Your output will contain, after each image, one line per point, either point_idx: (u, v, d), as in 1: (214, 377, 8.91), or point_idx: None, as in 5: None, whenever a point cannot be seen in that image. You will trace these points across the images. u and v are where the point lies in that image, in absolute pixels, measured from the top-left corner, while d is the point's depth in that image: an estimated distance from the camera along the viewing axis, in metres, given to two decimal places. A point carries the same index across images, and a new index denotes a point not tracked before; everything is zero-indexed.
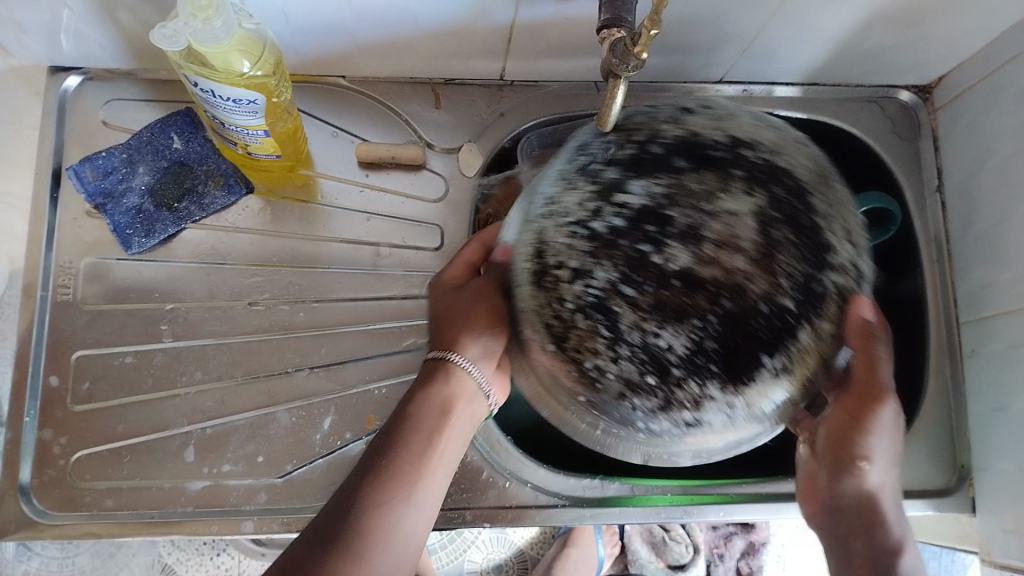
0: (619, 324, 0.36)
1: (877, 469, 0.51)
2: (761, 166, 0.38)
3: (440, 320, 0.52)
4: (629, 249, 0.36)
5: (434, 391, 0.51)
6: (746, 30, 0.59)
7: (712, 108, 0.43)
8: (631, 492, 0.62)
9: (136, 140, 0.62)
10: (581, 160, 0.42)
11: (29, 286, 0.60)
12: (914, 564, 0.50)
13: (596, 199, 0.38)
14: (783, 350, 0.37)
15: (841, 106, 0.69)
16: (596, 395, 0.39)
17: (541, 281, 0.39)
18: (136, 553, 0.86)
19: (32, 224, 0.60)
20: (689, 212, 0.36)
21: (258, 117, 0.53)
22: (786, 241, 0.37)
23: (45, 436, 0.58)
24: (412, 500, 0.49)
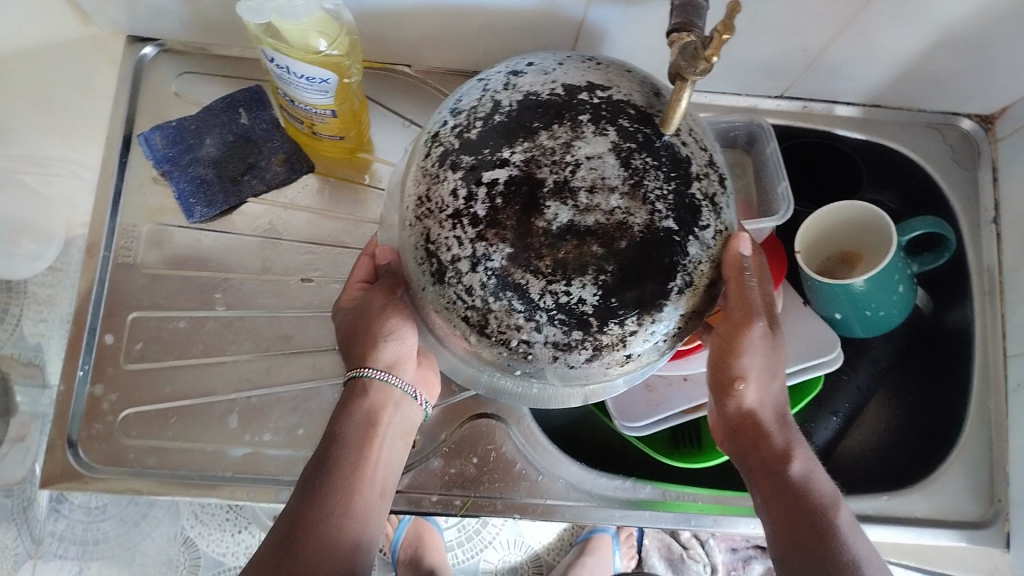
0: (530, 293, 0.36)
1: (757, 386, 0.49)
2: (602, 104, 0.39)
3: (346, 338, 0.50)
4: (514, 222, 0.36)
5: (356, 409, 0.50)
6: (812, 47, 0.59)
7: (536, 63, 0.43)
8: (662, 496, 0.62)
9: (206, 113, 0.64)
10: (431, 153, 0.40)
11: (92, 245, 0.61)
12: (806, 469, 0.48)
13: (465, 186, 0.37)
14: (681, 269, 0.38)
15: (900, 129, 0.69)
16: (528, 365, 0.39)
17: (444, 282, 0.38)
18: (161, 523, 0.89)
19: (100, 185, 0.62)
20: (555, 167, 0.37)
21: (327, 96, 0.54)
22: (647, 168, 0.38)
23: (96, 391, 0.59)
24: (356, 516, 0.49)
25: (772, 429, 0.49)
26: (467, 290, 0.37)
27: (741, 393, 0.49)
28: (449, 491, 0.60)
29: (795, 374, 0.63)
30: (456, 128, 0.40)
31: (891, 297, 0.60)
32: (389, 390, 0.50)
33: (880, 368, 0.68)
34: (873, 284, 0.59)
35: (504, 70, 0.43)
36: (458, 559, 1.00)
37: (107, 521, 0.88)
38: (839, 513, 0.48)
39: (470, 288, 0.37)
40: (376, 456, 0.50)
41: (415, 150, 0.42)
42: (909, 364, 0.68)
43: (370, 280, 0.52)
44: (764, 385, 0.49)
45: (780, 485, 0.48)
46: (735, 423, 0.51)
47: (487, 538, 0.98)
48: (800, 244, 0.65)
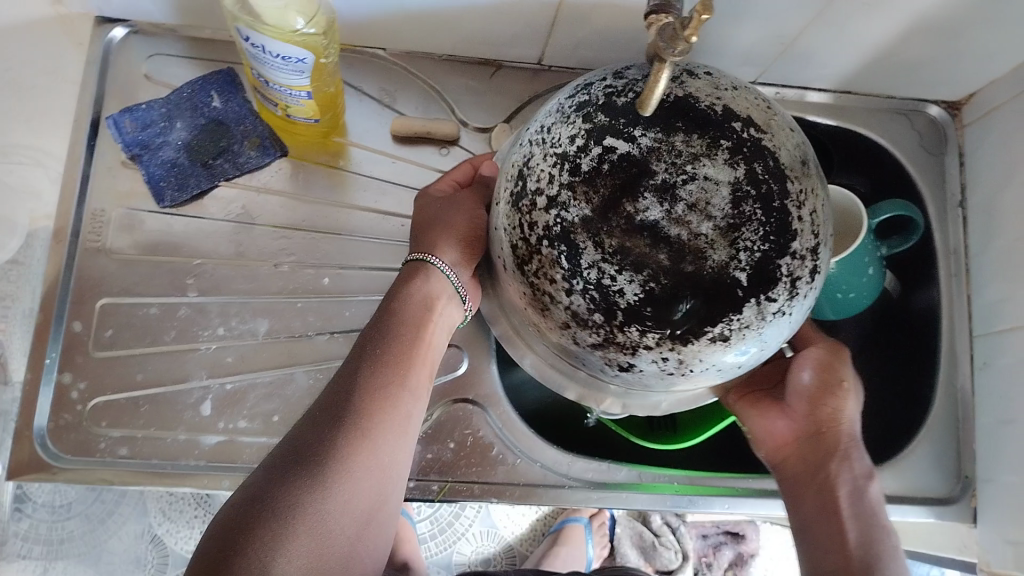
0: (579, 259, 0.37)
1: (854, 404, 0.51)
2: (748, 140, 0.37)
3: (425, 225, 0.53)
4: (606, 192, 0.36)
5: (413, 291, 0.50)
6: (786, 33, 0.60)
7: (716, 71, 0.42)
8: (639, 479, 0.63)
9: (176, 97, 0.63)
10: (577, 96, 0.41)
11: (60, 231, 0.60)
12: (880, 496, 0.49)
13: (585, 138, 0.38)
14: (727, 317, 0.37)
15: (870, 116, 0.70)
16: (542, 316, 0.41)
17: (518, 207, 0.40)
18: (126, 522, 0.88)
19: (67, 170, 0.61)
20: (670, 169, 0.36)
21: (304, 79, 0.54)
22: (755, 217, 0.36)
23: (65, 379, 0.58)
24: (410, 388, 0.48)
25: (859, 450, 0.50)
26: (533, 224, 0.39)
27: (844, 400, 0.50)
28: (427, 477, 0.60)
29: None
30: (610, 87, 0.41)
31: (861, 279, 0.62)
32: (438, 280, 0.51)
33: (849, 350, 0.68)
34: (844, 267, 0.60)
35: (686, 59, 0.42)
36: (432, 551, 0.99)
37: (73, 520, 0.86)
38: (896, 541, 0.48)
39: (534, 224, 0.39)
40: (427, 340, 0.50)
41: (569, 87, 0.43)
42: (883, 347, 0.69)
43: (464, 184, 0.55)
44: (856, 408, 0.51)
45: (857, 496, 0.48)
46: (821, 431, 0.50)
47: (461, 529, 0.99)
48: None
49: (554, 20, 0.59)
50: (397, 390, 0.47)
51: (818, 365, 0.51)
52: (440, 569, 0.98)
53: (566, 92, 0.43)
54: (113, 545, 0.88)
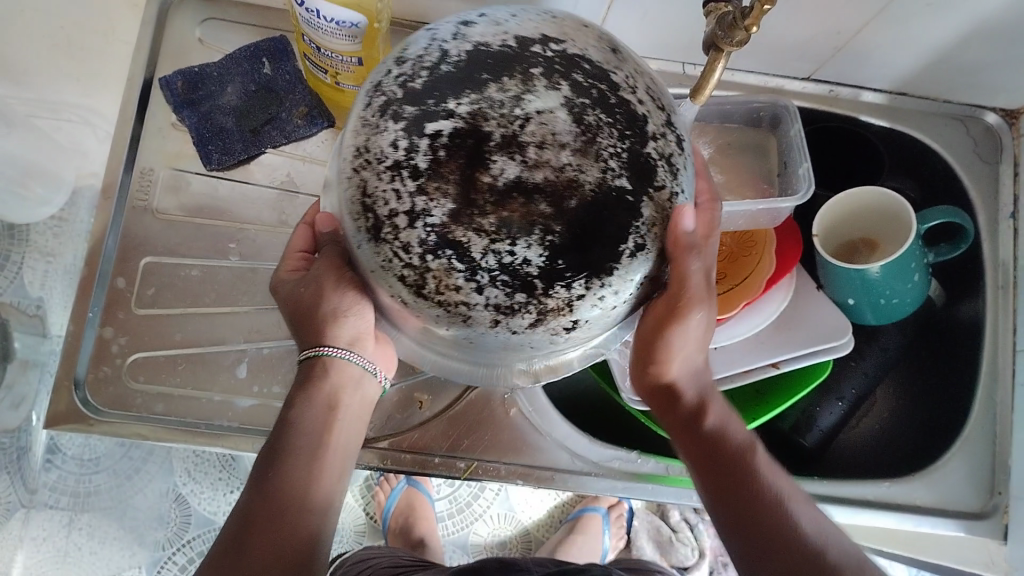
0: (471, 252, 0.35)
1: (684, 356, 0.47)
2: (556, 58, 0.38)
3: (298, 316, 0.47)
4: (456, 177, 0.35)
5: (315, 395, 0.47)
6: (845, 29, 0.59)
7: (488, 15, 0.42)
8: (666, 471, 0.62)
9: (228, 62, 0.63)
10: (374, 102, 0.39)
11: (108, 187, 0.61)
12: (720, 420, 0.48)
13: (407, 137, 0.37)
14: (632, 229, 0.37)
15: (925, 118, 0.68)
16: (467, 329, 0.37)
17: (380, 238, 0.37)
18: (152, 480, 0.94)
19: (119, 128, 0.62)
20: (503, 120, 0.36)
21: (354, 45, 0.54)
22: (601, 124, 0.37)
23: (105, 334, 0.59)
24: (315, 506, 0.47)
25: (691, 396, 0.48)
26: (405, 246, 0.36)
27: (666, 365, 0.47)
28: (452, 454, 0.60)
29: (804, 356, 0.63)
30: (401, 76, 0.39)
31: (906, 285, 0.61)
32: (338, 370, 0.47)
33: (889, 358, 0.68)
34: (888, 273, 0.60)
35: (455, 21, 0.42)
36: (449, 529, 1.01)
37: (100, 474, 0.92)
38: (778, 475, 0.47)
39: (408, 245, 0.36)
40: (335, 442, 0.49)
41: (358, 98, 0.40)
42: (921, 357, 0.68)
43: (311, 249, 0.49)
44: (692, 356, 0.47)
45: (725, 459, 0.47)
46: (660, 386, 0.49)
47: (478, 510, 1.01)
48: (818, 224, 0.65)
49: (610, 6, 0.58)
50: (304, 502, 0.46)
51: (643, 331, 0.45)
52: (455, 549, 1.01)
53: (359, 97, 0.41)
54: (139, 501, 0.93)
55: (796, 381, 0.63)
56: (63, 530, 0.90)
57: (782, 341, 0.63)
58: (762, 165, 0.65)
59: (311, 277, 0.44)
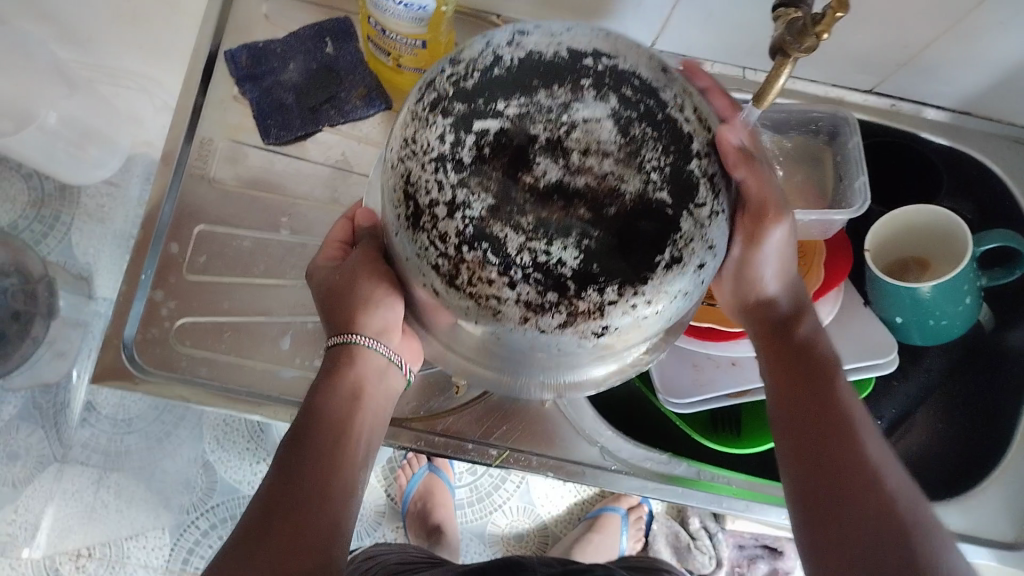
0: (506, 247, 0.35)
1: (772, 279, 0.49)
2: (606, 71, 0.38)
3: (329, 302, 0.49)
4: (498, 174, 0.35)
5: (340, 383, 0.47)
6: (914, 43, 0.58)
7: (543, 24, 0.41)
8: (697, 475, 0.62)
9: (293, 39, 0.64)
10: (425, 96, 0.39)
11: (169, 153, 0.62)
12: (812, 330, 0.50)
13: (453, 132, 0.37)
14: (670, 243, 0.36)
15: (987, 139, 0.67)
16: (496, 324, 0.38)
17: (419, 226, 0.37)
18: (182, 445, 0.96)
19: (183, 96, 0.63)
20: (549, 124, 0.36)
21: (420, 26, 0.54)
22: (648, 138, 0.36)
23: (156, 297, 0.59)
24: (338, 495, 0.45)
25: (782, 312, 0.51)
26: (442, 237, 0.36)
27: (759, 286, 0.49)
28: (486, 441, 0.61)
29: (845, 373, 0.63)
30: (453, 75, 0.39)
31: (956, 309, 0.60)
32: (361, 356, 0.48)
33: (932, 380, 0.67)
34: (938, 292, 0.59)
35: (510, 27, 0.42)
36: (467, 518, 1.02)
37: (132, 435, 0.96)
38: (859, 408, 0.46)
39: (445, 235, 0.36)
40: (357, 435, 0.48)
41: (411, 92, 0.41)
42: (964, 384, 0.67)
43: (347, 241, 0.51)
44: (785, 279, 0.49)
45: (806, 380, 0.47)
46: (750, 312, 0.51)
47: (497, 500, 1.02)
48: (870, 238, 0.65)
49: (676, 5, 0.58)
50: (325, 493, 0.45)
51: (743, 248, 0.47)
52: (472, 538, 1.01)
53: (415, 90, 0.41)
54: (167, 466, 0.95)
55: None
56: (93, 488, 0.94)
57: None
58: (818, 174, 0.64)
59: (351, 264, 0.47)
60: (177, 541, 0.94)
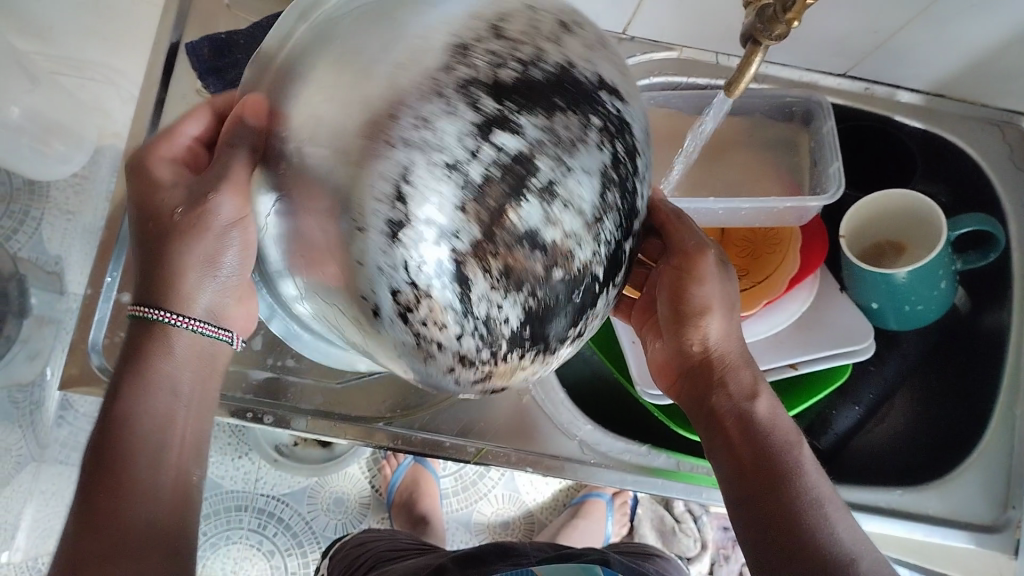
0: (474, 293, 0.30)
1: (721, 322, 0.48)
2: (614, 116, 0.33)
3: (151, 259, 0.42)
4: (500, 205, 0.30)
5: (139, 371, 0.41)
6: (883, 28, 0.58)
7: (582, 26, 0.35)
8: (677, 467, 0.61)
9: (257, 29, 0.61)
10: (452, 63, 0.31)
11: (131, 151, 0.61)
12: (770, 411, 0.47)
13: (471, 136, 0.30)
14: (582, 318, 0.34)
15: (962, 122, 0.67)
16: (415, 360, 0.33)
17: (399, 235, 0.30)
18: None
19: (144, 92, 0.62)
20: (557, 164, 0.30)
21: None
22: (616, 206, 0.32)
23: (123, 299, 0.58)
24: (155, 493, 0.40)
25: (735, 369, 0.48)
26: (419, 260, 0.30)
27: (702, 326, 0.48)
28: (463, 438, 0.60)
29: (823, 359, 0.62)
30: (492, 52, 0.31)
31: (931, 292, 0.60)
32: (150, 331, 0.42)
33: (909, 363, 0.67)
34: (914, 277, 0.59)
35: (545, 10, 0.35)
36: (452, 507, 1.02)
37: None
38: (803, 450, 0.46)
39: (424, 260, 0.30)
40: (171, 425, 0.42)
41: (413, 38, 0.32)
42: (940, 364, 0.67)
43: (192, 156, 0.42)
44: (727, 322, 0.48)
45: (746, 417, 0.46)
46: (695, 362, 0.50)
47: (483, 489, 1.02)
48: (846, 224, 0.64)
49: None
50: (143, 499, 0.39)
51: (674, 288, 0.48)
52: (458, 527, 1.00)
53: (387, 33, 0.32)
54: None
55: (817, 383, 0.62)
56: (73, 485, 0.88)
57: (802, 341, 0.62)
58: (790, 159, 0.64)
59: (210, 204, 0.38)
60: None
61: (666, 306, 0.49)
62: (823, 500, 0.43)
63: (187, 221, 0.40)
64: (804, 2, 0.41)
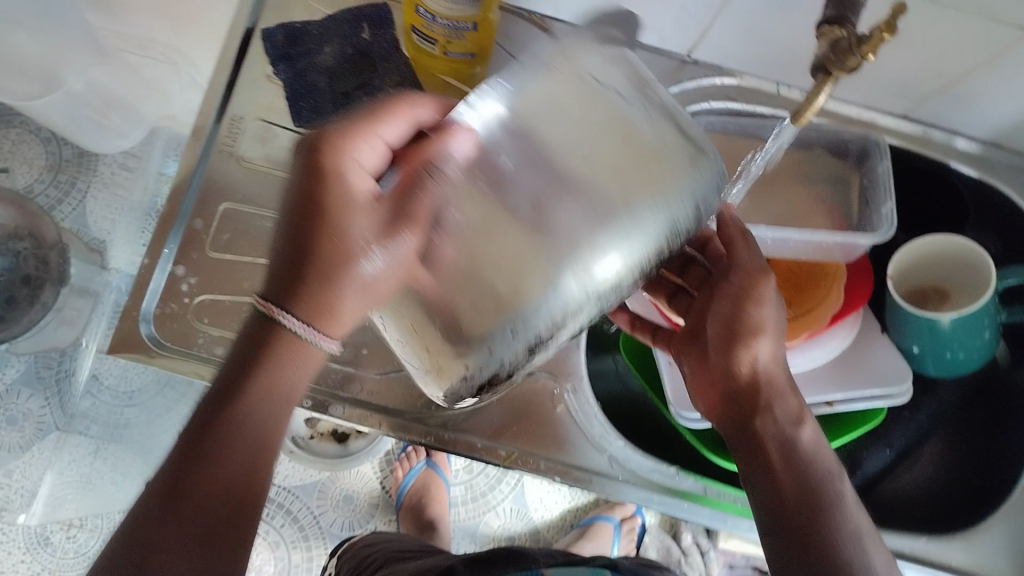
0: (535, 360, 0.38)
1: (772, 343, 0.48)
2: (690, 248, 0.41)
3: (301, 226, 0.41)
4: (598, 315, 0.37)
5: (252, 349, 0.42)
6: (950, 73, 0.58)
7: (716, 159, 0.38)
8: (703, 492, 0.61)
9: (329, 22, 0.63)
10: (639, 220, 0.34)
11: (199, 129, 0.62)
12: (815, 439, 0.47)
13: (620, 277, 0.35)
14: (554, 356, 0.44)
15: (1017, 175, 0.66)
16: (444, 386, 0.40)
17: (529, 343, 0.35)
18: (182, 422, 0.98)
19: (216, 73, 0.63)
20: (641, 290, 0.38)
21: (473, 8, 0.54)
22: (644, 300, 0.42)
23: (178, 273, 0.59)
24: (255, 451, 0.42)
25: (781, 397, 0.48)
26: (526, 352, 0.36)
27: (753, 345, 0.48)
28: (495, 441, 0.61)
29: (860, 399, 0.62)
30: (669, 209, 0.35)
31: (975, 341, 0.60)
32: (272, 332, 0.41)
33: (943, 410, 0.66)
34: (959, 324, 0.59)
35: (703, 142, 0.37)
36: (461, 516, 1.02)
37: (132, 409, 1.01)
38: (845, 483, 0.46)
39: (530, 352, 0.36)
40: (270, 402, 0.42)
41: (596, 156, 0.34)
42: (973, 416, 0.66)
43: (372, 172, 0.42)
44: (777, 348, 0.48)
45: (790, 445, 0.46)
46: (739, 384, 0.49)
47: (492, 501, 1.02)
48: (893, 265, 0.64)
49: (716, 15, 0.58)
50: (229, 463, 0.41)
51: (734, 297, 0.49)
52: (464, 537, 1.01)
53: (582, 137, 0.34)
54: (161, 440, 0.99)
55: (850, 422, 0.62)
56: (90, 457, 0.98)
57: (839, 379, 0.63)
58: (842, 197, 0.64)
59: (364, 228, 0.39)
60: None
61: (720, 321, 0.49)
62: (859, 535, 0.44)
63: (343, 242, 0.39)
64: (881, 35, 0.42)
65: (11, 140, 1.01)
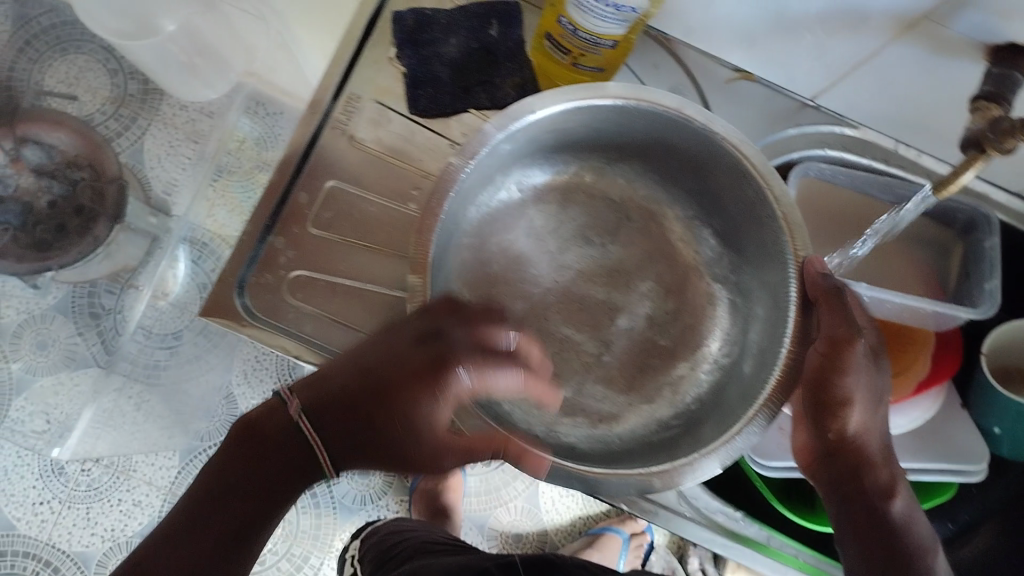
0: None
1: (867, 411, 0.50)
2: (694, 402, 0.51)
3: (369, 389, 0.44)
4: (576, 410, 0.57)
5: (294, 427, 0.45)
6: None
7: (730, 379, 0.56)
8: (766, 540, 0.62)
9: (458, 14, 0.63)
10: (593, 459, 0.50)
11: (316, 102, 0.62)
12: (906, 509, 0.52)
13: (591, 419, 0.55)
14: None
15: None
16: None
17: None
18: (211, 372, 0.96)
19: (341, 48, 0.63)
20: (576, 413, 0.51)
21: (620, 29, 0.54)
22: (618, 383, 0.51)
23: (276, 244, 0.59)
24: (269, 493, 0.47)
25: (876, 463, 0.51)
26: None
27: (848, 417, 0.50)
28: None
29: (932, 472, 0.61)
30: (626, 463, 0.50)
31: None
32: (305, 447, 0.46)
33: (1005, 493, 0.65)
34: None
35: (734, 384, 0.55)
36: (473, 507, 1.01)
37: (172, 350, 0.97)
38: (934, 554, 0.51)
39: None
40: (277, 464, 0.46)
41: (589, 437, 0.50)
42: None
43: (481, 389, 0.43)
44: (869, 413, 0.50)
45: (882, 517, 0.51)
46: (835, 449, 0.51)
47: (507, 496, 1.01)
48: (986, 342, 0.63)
49: (855, 66, 0.57)
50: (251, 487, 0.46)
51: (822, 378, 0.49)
52: (472, 527, 1.01)
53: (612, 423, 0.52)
54: (196, 388, 0.96)
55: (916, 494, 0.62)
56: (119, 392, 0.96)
57: (914, 448, 0.62)
58: (939, 265, 0.65)
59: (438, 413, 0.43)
60: (186, 466, 0.93)
61: (810, 391, 0.49)
62: None
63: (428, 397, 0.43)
64: None
65: (78, 67, 1.00)
